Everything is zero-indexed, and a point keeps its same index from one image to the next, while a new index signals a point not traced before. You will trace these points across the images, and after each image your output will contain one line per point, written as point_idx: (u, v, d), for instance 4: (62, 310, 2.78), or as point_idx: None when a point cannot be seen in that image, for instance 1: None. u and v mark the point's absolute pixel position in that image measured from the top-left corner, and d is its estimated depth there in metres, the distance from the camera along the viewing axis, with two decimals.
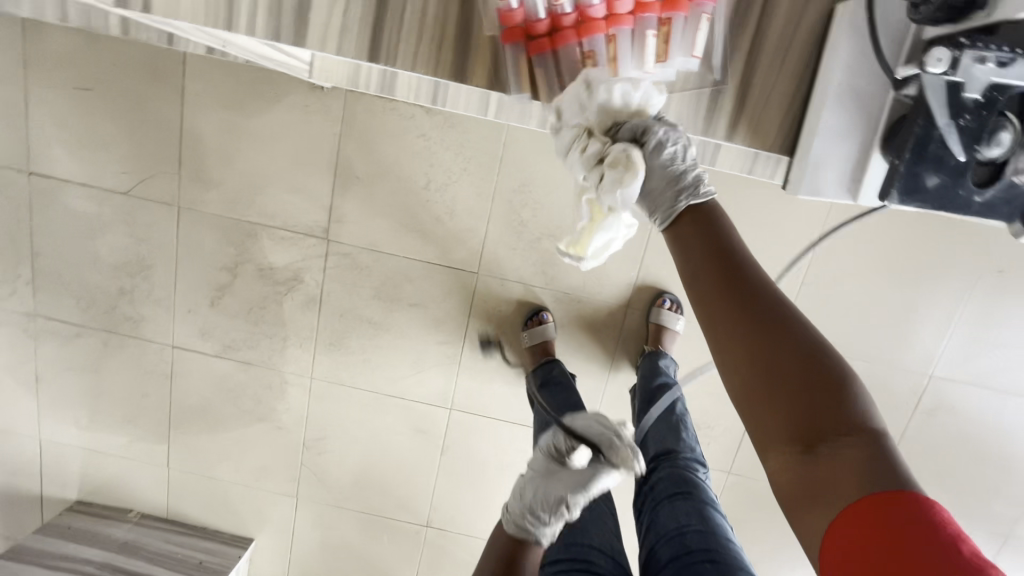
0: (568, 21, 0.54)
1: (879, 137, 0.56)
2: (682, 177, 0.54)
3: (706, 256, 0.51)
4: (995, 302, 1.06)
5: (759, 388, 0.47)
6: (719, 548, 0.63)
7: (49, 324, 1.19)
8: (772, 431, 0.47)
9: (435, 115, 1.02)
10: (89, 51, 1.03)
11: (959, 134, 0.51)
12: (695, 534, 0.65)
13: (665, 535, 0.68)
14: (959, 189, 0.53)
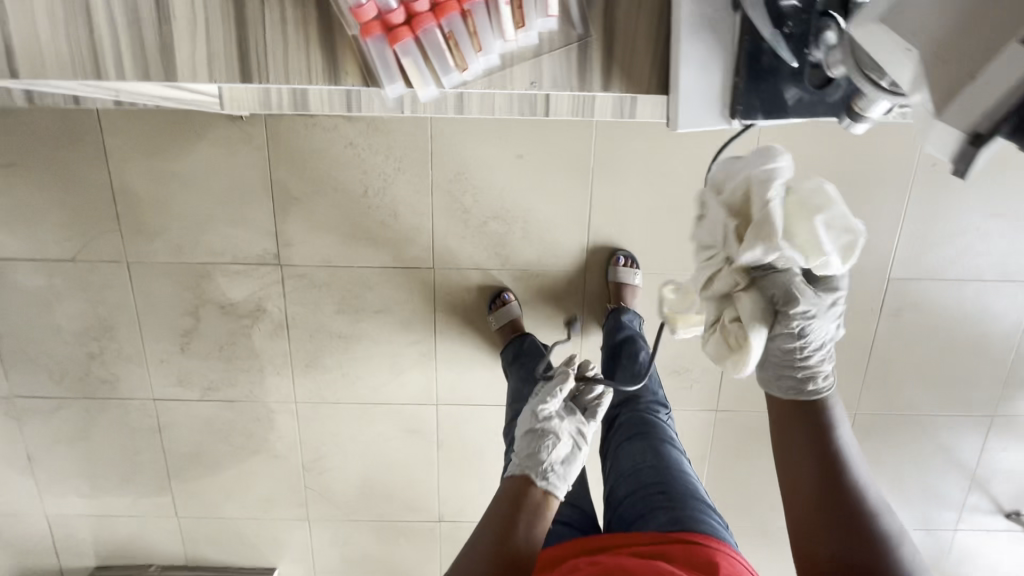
0: (422, 6, 0.48)
1: (725, 60, 0.48)
2: (804, 377, 0.58)
3: (806, 430, 0.58)
4: (935, 195, 1.08)
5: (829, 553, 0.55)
6: (674, 481, 0.71)
7: (27, 402, 1.19)
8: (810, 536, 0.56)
9: (358, 122, 1.03)
10: (2, 127, 1.02)
11: (788, 43, 0.46)
12: (651, 470, 0.73)
13: (624, 472, 0.76)
14: (810, 100, 0.48)
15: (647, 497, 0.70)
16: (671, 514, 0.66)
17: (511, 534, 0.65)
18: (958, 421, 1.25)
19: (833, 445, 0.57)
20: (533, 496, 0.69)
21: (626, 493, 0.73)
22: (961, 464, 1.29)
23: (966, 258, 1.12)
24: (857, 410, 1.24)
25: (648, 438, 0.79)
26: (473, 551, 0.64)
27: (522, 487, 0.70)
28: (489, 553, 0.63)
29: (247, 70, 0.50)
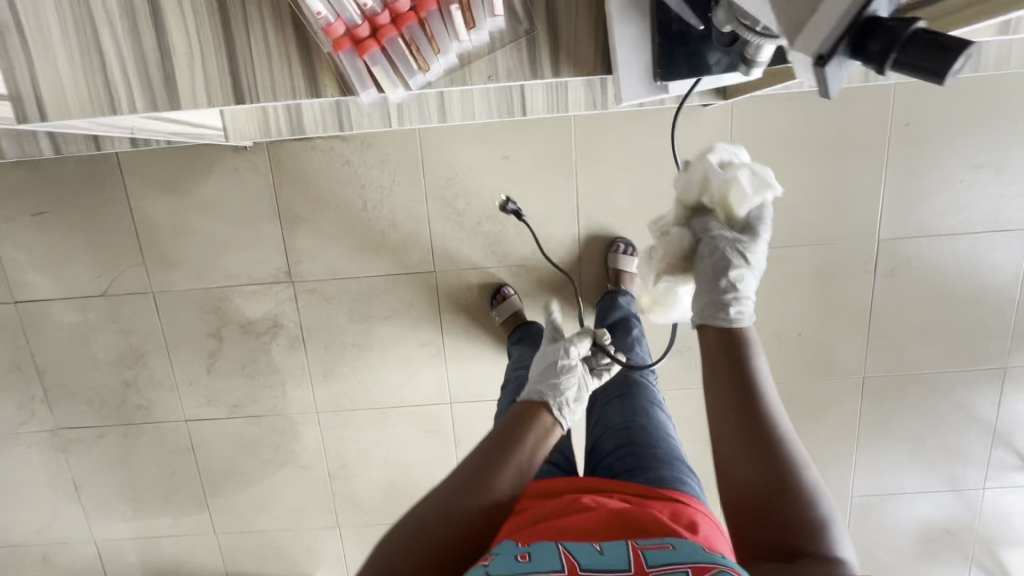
0: (384, 19, 0.55)
1: (651, 27, 0.54)
2: (725, 300, 0.67)
3: (739, 405, 0.61)
4: (913, 153, 1.11)
5: (746, 491, 0.59)
6: (661, 444, 0.78)
7: (71, 433, 1.28)
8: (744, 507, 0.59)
9: (352, 141, 1.10)
10: (34, 179, 1.12)
11: (691, 8, 0.52)
12: (640, 429, 0.80)
13: (614, 427, 0.82)
14: (721, 57, 0.54)
15: (635, 452, 0.76)
16: (655, 470, 0.73)
17: (516, 455, 0.67)
18: (970, 376, 1.25)
19: (764, 418, 0.60)
20: (539, 427, 0.72)
21: (614, 446, 0.79)
22: (979, 420, 1.28)
23: (954, 212, 1.14)
24: (865, 374, 1.24)
25: (641, 403, 0.86)
26: (479, 463, 0.66)
27: (531, 419, 0.73)
28: (495, 466, 0.65)
29: (241, 93, 0.57)
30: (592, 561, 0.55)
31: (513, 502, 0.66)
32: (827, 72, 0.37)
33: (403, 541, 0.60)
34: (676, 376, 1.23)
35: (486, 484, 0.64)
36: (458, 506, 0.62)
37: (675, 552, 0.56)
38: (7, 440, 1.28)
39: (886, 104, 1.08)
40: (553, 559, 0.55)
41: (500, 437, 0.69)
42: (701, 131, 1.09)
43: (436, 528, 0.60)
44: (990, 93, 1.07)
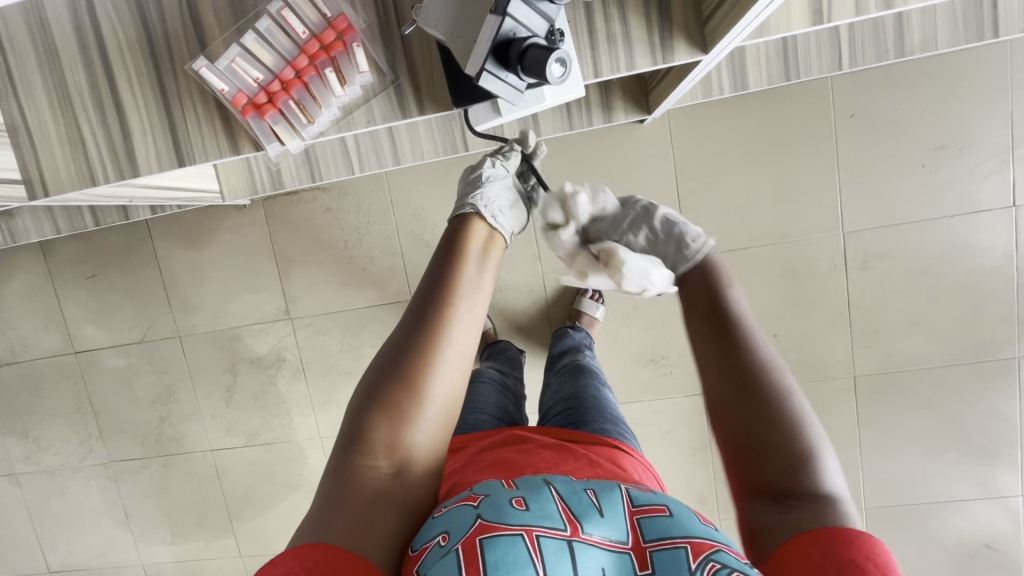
0: (275, 87, 0.69)
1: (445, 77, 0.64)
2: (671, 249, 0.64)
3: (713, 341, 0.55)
4: (863, 142, 1.10)
5: (734, 435, 0.51)
6: (606, 406, 0.77)
7: (121, 465, 1.47)
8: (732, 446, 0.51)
9: (330, 190, 1.26)
10: (87, 248, 1.37)
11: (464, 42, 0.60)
12: (591, 396, 0.79)
13: (564, 397, 0.82)
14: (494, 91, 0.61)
15: (580, 410, 0.75)
16: (599, 424, 0.71)
17: (456, 289, 0.57)
18: (977, 370, 1.16)
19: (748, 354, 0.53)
20: (475, 252, 0.61)
21: (564, 407, 0.78)
22: (999, 418, 1.17)
23: (920, 198, 1.11)
24: (855, 372, 1.19)
25: (588, 378, 0.86)
26: (416, 316, 0.55)
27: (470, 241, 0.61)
28: (440, 312, 0.55)
29: (182, 158, 0.70)
30: (591, 519, 0.46)
31: (470, 340, 0.57)
32: (480, 84, 0.49)
33: (358, 416, 0.51)
34: (651, 386, 1.24)
35: (432, 331, 0.54)
36: (408, 365, 0.52)
37: (673, 520, 0.46)
38: (72, 473, 1.49)
39: (825, 100, 1.09)
40: (550, 509, 0.46)
41: (435, 276, 0.58)
42: (640, 146, 1.14)
43: (391, 394, 0.51)
44: (933, 77, 1.06)
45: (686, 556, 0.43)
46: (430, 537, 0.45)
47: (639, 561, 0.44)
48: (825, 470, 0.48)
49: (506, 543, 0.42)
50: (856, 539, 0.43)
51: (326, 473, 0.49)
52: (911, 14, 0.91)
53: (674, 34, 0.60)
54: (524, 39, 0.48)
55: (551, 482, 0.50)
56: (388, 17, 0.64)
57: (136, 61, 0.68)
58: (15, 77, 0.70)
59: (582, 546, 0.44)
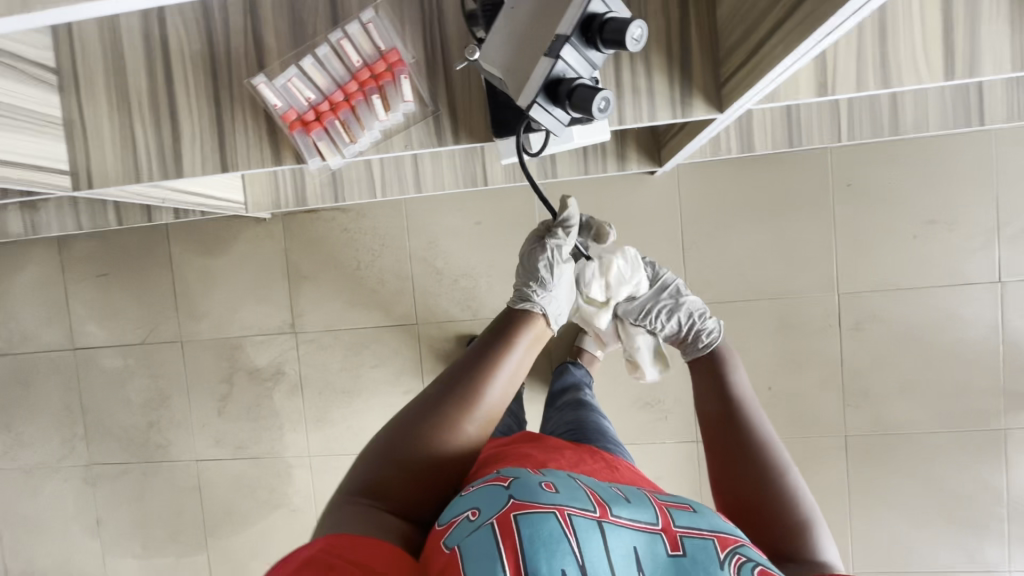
0: (324, 107, 0.75)
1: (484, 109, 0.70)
2: (689, 335, 0.79)
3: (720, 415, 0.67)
4: (857, 210, 1.17)
5: (745, 502, 0.60)
6: (607, 432, 0.79)
7: (100, 468, 1.44)
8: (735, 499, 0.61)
9: (350, 212, 1.30)
10: (103, 247, 1.39)
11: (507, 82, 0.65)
12: (593, 422, 0.82)
13: (567, 422, 0.84)
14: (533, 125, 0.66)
15: (583, 431, 0.78)
16: (601, 443, 0.73)
17: (501, 363, 0.59)
18: (965, 439, 1.18)
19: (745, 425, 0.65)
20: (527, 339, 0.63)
21: (566, 430, 0.80)
22: (987, 490, 1.18)
23: (910, 268, 1.17)
24: (846, 431, 1.21)
25: (587, 409, 0.88)
26: (456, 379, 0.58)
27: (518, 320, 0.64)
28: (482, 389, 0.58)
29: (226, 164, 0.74)
30: (619, 505, 0.48)
31: (499, 415, 0.59)
32: (531, 114, 0.54)
33: (390, 447, 0.54)
34: (645, 429, 1.25)
35: (469, 396, 0.57)
36: (446, 417, 0.56)
37: (698, 515, 0.49)
38: (48, 473, 1.46)
39: (824, 169, 1.17)
40: (579, 494, 0.48)
41: (481, 347, 0.60)
42: (649, 196, 1.21)
43: (423, 436, 0.55)
44: (923, 157, 1.15)
45: (714, 547, 0.46)
46: (460, 512, 0.47)
47: (671, 543, 0.45)
48: (820, 538, 0.57)
49: (538, 519, 0.43)
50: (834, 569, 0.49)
51: (333, 502, 0.52)
52: (905, 98, 0.99)
53: (693, 92, 0.66)
54: (571, 79, 0.54)
55: (576, 478, 0.52)
56: (436, 53, 0.70)
57: (195, 73, 0.73)
58: (79, 76, 0.75)
59: (614, 526, 0.45)
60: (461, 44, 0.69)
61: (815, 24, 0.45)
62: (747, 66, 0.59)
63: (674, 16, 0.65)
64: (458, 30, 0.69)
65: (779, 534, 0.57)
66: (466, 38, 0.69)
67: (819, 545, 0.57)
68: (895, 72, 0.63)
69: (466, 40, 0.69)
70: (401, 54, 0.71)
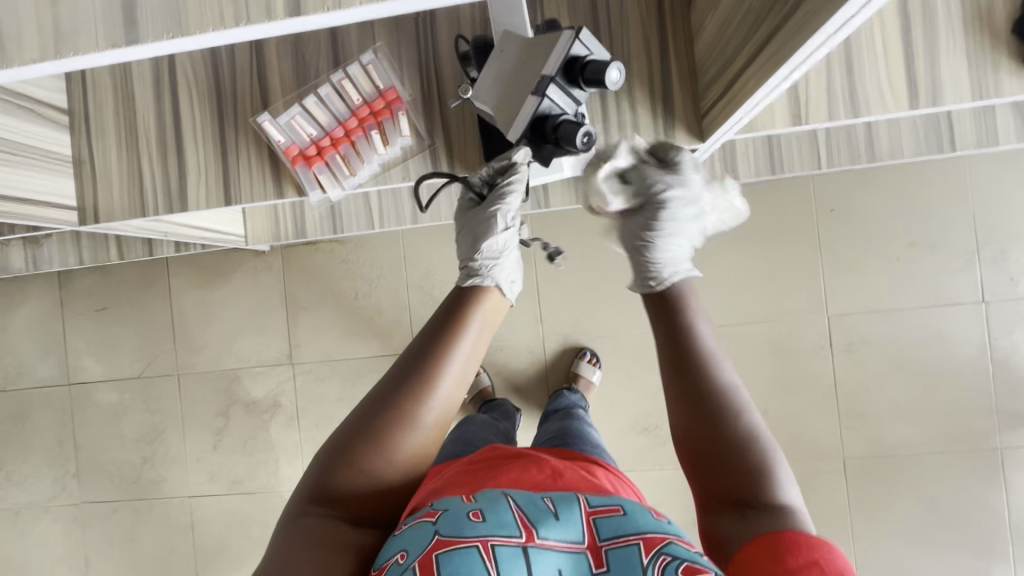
0: (325, 143, 0.79)
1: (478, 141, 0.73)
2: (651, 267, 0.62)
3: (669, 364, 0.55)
4: (842, 235, 1.20)
5: (699, 455, 0.51)
6: (589, 435, 0.80)
7: (91, 507, 1.41)
8: (692, 461, 0.52)
9: (348, 244, 1.33)
10: (103, 282, 1.41)
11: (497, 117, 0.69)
12: (575, 427, 0.83)
13: (551, 431, 0.85)
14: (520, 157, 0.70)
15: (564, 436, 0.79)
16: (579, 445, 0.74)
17: (450, 351, 0.56)
18: (962, 459, 1.18)
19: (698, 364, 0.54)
20: (476, 319, 0.60)
21: (550, 437, 0.82)
22: (990, 512, 1.18)
23: (897, 290, 1.19)
24: (844, 454, 1.21)
25: (573, 418, 0.88)
26: (405, 372, 0.55)
27: (470, 303, 0.60)
28: (424, 379, 0.55)
29: (229, 197, 0.77)
30: (546, 524, 0.47)
31: (455, 402, 0.57)
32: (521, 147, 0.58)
33: (334, 461, 0.53)
34: (644, 455, 1.25)
35: (420, 388, 0.54)
36: (391, 415, 0.53)
37: (627, 518, 0.48)
38: (38, 513, 1.43)
39: (809, 195, 1.21)
40: (505, 518, 0.47)
41: (430, 335, 0.57)
42: None
43: (367, 442, 0.53)
44: (902, 182, 1.19)
45: (638, 552, 0.45)
46: (390, 556, 0.46)
47: (595, 560, 0.45)
48: (782, 489, 0.48)
49: (461, 556, 0.44)
50: (781, 538, 0.44)
51: (285, 514, 0.51)
52: (880, 127, 1.04)
53: (675, 125, 0.70)
54: (557, 114, 0.57)
55: (509, 493, 0.50)
56: (432, 91, 0.74)
57: (203, 112, 0.77)
58: (90, 117, 0.79)
59: (538, 551, 0.45)
60: (454, 82, 0.73)
61: (790, 50, 0.47)
62: (726, 97, 0.62)
63: (655, 55, 0.70)
64: (452, 70, 0.73)
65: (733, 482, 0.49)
66: (460, 77, 0.73)
67: (777, 489, 0.48)
68: (864, 103, 0.67)
69: (459, 79, 0.73)
70: (401, 92, 0.75)
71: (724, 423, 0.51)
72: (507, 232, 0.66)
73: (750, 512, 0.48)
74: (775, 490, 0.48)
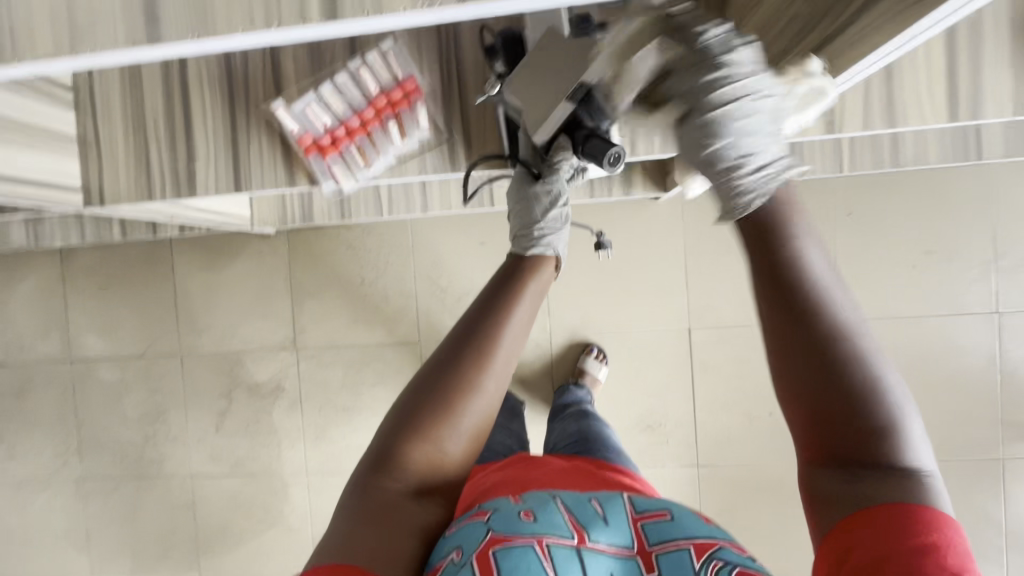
0: (339, 133, 0.75)
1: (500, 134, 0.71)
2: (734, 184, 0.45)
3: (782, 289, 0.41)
4: (857, 240, 1.19)
5: (803, 405, 0.41)
6: (608, 439, 0.78)
7: (92, 483, 1.42)
8: (803, 408, 0.40)
9: (355, 229, 1.31)
10: (105, 259, 1.39)
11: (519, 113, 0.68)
12: (593, 430, 0.81)
13: (568, 434, 0.83)
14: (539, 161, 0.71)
15: (584, 441, 0.77)
16: (602, 452, 0.72)
17: (507, 318, 0.51)
18: (965, 468, 1.19)
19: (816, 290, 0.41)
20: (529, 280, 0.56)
21: (569, 441, 0.80)
22: (988, 520, 1.19)
23: (910, 297, 1.18)
24: None
25: (590, 419, 0.87)
26: (460, 343, 0.50)
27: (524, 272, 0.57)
28: (482, 343, 0.50)
29: (239, 183, 0.75)
30: (597, 527, 0.46)
31: (513, 366, 0.51)
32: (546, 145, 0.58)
33: (391, 437, 0.48)
34: (646, 452, 1.25)
35: (478, 351, 0.49)
36: (452, 383, 0.48)
37: (676, 523, 0.47)
38: (39, 487, 1.43)
39: (826, 199, 1.19)
40: (557, 519, 0.46)
41: (486, 299, 0.52)
42: (652, 220, 1.22)
43: (425, 417, 0.47)
44: (921, 188, 1.17)
45: (690, 556, 0.43)
46: (443, 554, 0.43)
47: (646, 564, 0.44)
48: (910, 445, 0.39)
49: (518, 552, 0.43)
50: (912, 519, 0.36)
51: (348, 493, 0.47)
52: (905, 133, 1.01)
53: None
54: (586, 125, 0.58)
55: (555, 497, 0.50)
56: (452, 82, 0.71)
57: (213, 94, 0.74)
58: (95, 94, 0.76)
59: (591, 553, 0.44)
60: (475, 73, 0.71)
61: (855, 54, 0.47)
62: None
63: None
64: (475, 61, 0.70)
65: (859, 442, 0.39)
66: (482, 69, 0.70)
67: (911, 450, 0.39)
68: (901, 114, 0.65)
69: (481, 71, 0.70)
70: (421, 81, 0.72)
71: (847, 368, 0.39)
72: (563, 205, 0.64)
73: (877, 475, 0.38)
74: (905, 448, 0.39)
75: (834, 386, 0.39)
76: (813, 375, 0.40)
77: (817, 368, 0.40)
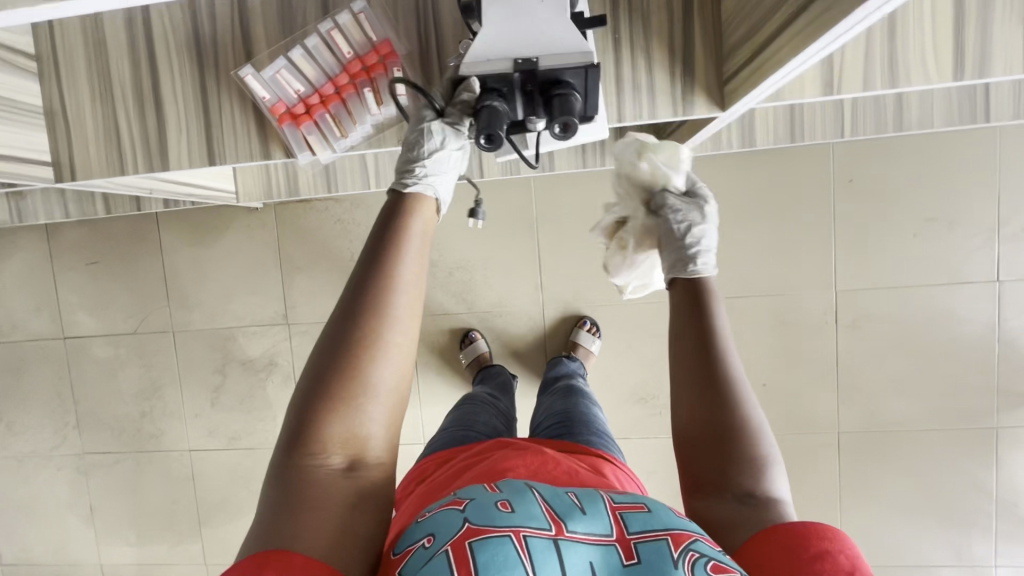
0: (314, 100, 0.72)
1: None
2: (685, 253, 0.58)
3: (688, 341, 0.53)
4: (858, 207, 1.15)
5: (696, 430, 0.51)
6: (593, 420, 0.77)
7: (92, 457, 1.43)
8: (694, 437, 0.51)
9: (343, 202, 1.28)
10: (92, 235, 1.37)
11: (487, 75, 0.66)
12: (579, 410, 0.80)
13: (554, 413, 0.82)
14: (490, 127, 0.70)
15: (567, 423, 0.76)
16: (585, 436, 0.71)
17: (396, 278, 0.51)
18: (957, 437, 1.19)
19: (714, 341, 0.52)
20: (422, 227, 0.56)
21: (553, 421, 0.79)
22: (978, 487, 1.19)
23: (910, 266, 1.16)
24: (840, 429, 1.21)
25: (577, 398, 0.85)
26: (352, 307, 0.50)
27: (408, 220, 0.55)
28: (381, 300, 0.50)
29: (212, 155, 0.72)
30: (575, 517, 0.45)
31: (415, 314, 0.52)
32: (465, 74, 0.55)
33: (306, 414, 0.47)
34: (639, 423, 1.25)
35: (376, 308, 0.49)
36: (354, 345, 0.48)
37: (652, 515, 0.46)
38: (41, 461, 1.45)
39: (827, 166, 1.15)
40: (534, 510, 0.45)
41: (376, 249, 0.52)
42: None
43: (336, 386, 0.47)
44: (925, 153, 1.13)
45: (668, 547, 0.43)
46: (416, 538, 0.45)
47: (625, 552, 0.43)
48: (774, 478, 0.49)
49: (494, 543, 0.42)
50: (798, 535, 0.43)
51: (272, 478, 0.46)
52: (910, 95, 0.97)
53: (695, 89, 0.64)
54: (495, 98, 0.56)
55: (533, 487, 0.49)
56: (429, 45, 0.67)
57: (181, 60, 0.70)
58: (58, 61, 0.72)
59: (569, 544, 0.43)
60: (454, 35, 0.67)
61: None
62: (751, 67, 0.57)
63: (677, 12, 0.63)
64: (454, 21, 0.66)
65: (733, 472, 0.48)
66: (461, 30, 0.66)
67: (770, 482, 0.48)
68: (903, 74, 0.61)
69: (460, 33, 0.67)
70: (398, 44, 0.68)
71: (729, 409, 0.50)
72: (452, 150, 0.62)
73: (750, 499, 0.48)
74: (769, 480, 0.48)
75: (718, 423, 0.50)
76: (706, 412, 0.51)
77: (709, 406, 0.50)
